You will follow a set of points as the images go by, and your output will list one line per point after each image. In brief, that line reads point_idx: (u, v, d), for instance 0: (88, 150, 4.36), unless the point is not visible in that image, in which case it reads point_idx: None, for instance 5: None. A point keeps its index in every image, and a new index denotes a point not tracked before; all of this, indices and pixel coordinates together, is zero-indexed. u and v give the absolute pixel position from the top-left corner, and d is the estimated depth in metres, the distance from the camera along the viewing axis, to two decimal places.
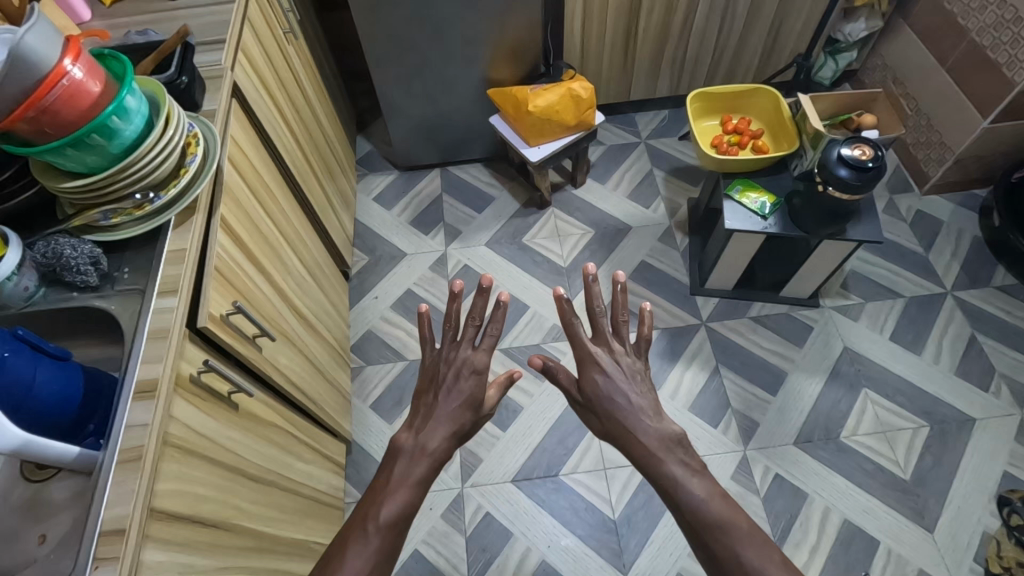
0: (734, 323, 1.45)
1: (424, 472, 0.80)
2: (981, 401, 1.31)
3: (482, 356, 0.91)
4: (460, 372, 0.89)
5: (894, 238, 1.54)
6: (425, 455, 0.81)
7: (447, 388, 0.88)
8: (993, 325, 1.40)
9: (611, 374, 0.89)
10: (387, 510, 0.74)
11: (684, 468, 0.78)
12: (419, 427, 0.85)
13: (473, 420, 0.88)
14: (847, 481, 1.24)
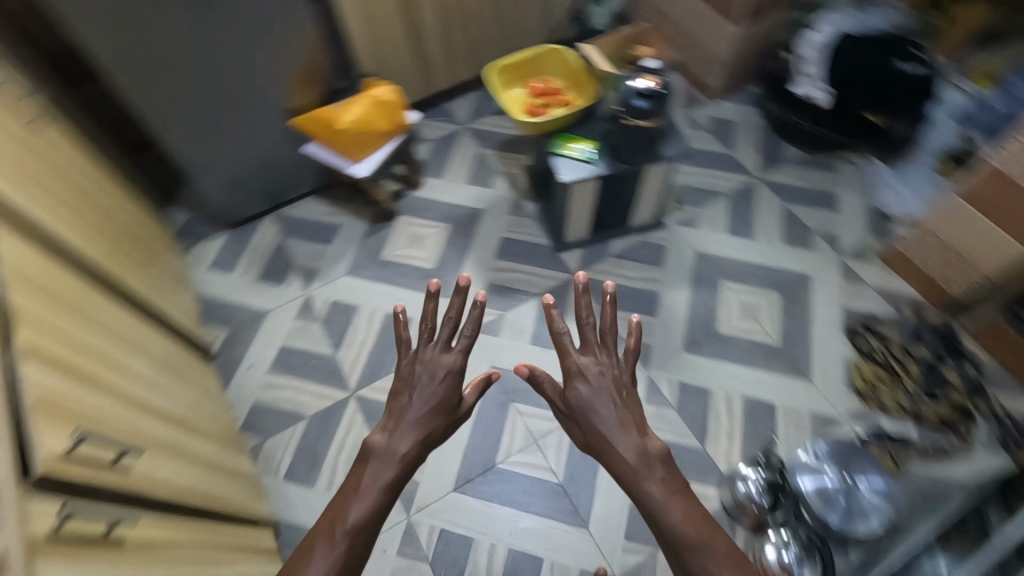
0: (600, 265, 1.54)
1: (394, 475, 0.77)
2: (811, 259, 1.53)
3: (459, 359, 0.89)
4: (436, 372, 0.87)
5: (702, 147, 1.73)
6: (395, 452, 0.79)
7: (423, 390, 0.85)
8: (797, 193, 1.64)
9: (597, 386, 0.88)
10: (359, 520, 0.72)
11: (664, 484, 0.78)
12: (392, 430, 0.82)
13: (445, 423, 0.86)
14: (736, 365, 1.39)
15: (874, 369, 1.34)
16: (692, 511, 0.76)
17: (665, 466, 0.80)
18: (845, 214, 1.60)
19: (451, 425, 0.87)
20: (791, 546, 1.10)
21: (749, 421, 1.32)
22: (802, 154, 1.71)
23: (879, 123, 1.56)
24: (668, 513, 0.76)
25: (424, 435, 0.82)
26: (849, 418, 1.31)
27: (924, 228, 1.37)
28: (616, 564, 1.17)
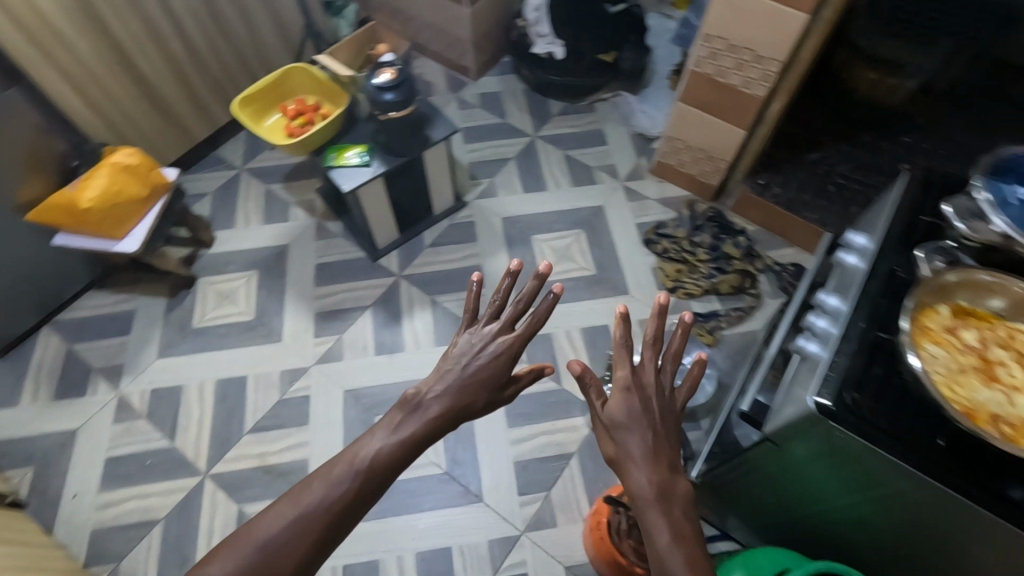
0: (420, 259, 1.57)
1: (427, 420, 0.76)
2: (599, 191, 1.70)
3: (508, 346, 0.82)
4: (483, 352, 0.81)
5: (478, 123, 1.83)
6: (424, 403, 0.77)
7: (468, 361, 0.81)
8: (571, 139, 1.80)
9: (641, 408, 0.73)
10: (376, 457, 0.72)
11: (672, 518, 0.66)
12: (428, 389, 0.78)
13: (486, 397, 0.80)
14: (566, 304, 1.50)
15: (674, 265, 1.54)
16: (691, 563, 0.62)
17: (679, 512, 0.67)
18: (614, 145, 1.79)
19: (492, 403, 0.81)
20: None
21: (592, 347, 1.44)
22: (564, 105, 1.88)
23: (609, 60, 1.74)
24: (669, 562, 0.62)
25: (457, 400, 0.78)
26: (668, 313, 1.49)
27: (670, 137, 1.59)
28: (518, 520, 1.22)
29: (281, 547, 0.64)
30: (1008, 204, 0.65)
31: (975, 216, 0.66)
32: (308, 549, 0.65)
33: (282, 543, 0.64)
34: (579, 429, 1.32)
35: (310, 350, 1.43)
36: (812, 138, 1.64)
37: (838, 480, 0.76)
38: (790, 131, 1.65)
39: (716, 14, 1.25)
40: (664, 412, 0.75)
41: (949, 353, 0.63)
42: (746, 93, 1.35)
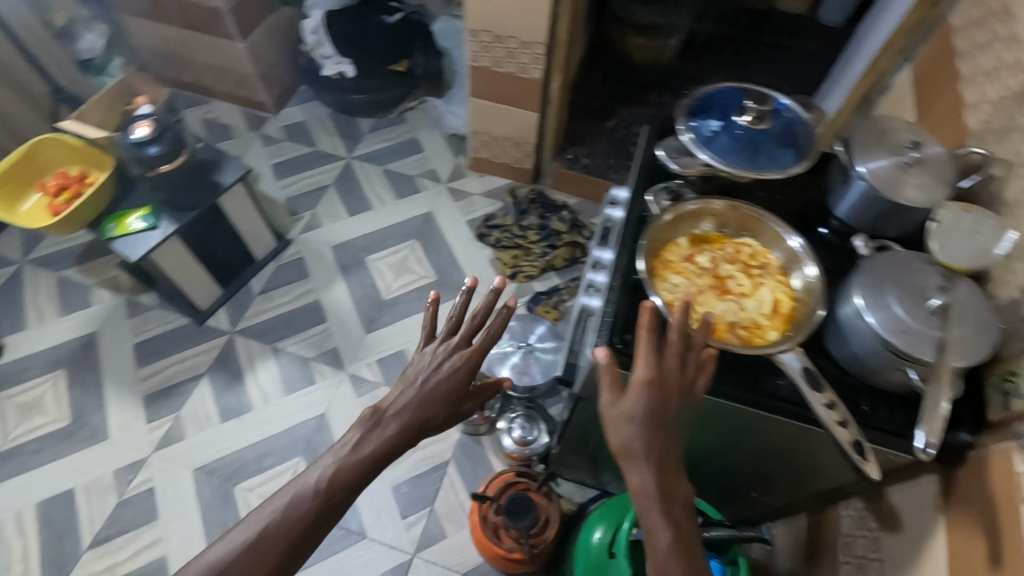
0: (252, 309, 1.49)
1: (387, 435, 0.66)
2: (424, 199, 1.70)
3: (465, 361, 0.71)
4: (440, 374, 0.70)
5: (288, 156, 1.77)
6: (383, 418, 0.67)
7: (422, 373, 0.69)
8: (387, 153, 1.79)
9: (658, 404, 0.58)
10: (330, 477, 0.63)
11: (676, 530, 0.55)
12: (387, 404, 0.68)
13: (444, 410, 0.69)
14: (413, 316, 1.49)
15: (509, 252, 1.58)
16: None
17: (681, 527, 0.56)
18: (430, 150, 1.80)
19: (454, 416, 0.71)
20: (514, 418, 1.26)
21: None
22: (373, 121, 1.86)
23: (404, 69, 1.74)
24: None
25: (416, 416, 0.67)
26: (514, 299, 1.53)
27: (475, 133, 1.63)
28: (407, 544, 1.19)
29: (243, 559, 0.58)
30: (702, 138, 0.75)
31: (679, 153, 0.75)
32: (274, 558, 0.59)
33: (243, 552, 0.58)
34: (449, 436, 1.31)
35: (146, 438, 1.30)
36: (607, 107, 1.76)
37: None
38: (585, 105, 1.76)
39: (472, 9, 1.29)
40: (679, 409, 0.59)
41: (689, 278, 0.70)
42: (525, 77, 1.40)
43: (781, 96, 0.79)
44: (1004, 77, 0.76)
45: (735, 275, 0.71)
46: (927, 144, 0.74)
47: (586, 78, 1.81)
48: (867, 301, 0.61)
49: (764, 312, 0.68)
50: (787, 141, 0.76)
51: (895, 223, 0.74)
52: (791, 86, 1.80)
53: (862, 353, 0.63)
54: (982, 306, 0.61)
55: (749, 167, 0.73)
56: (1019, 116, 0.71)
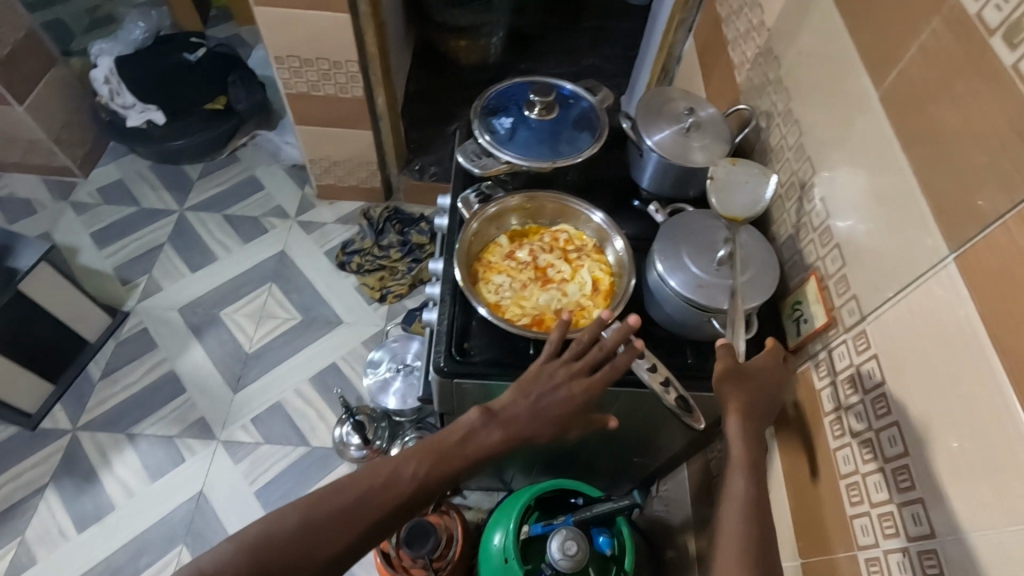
0: (96, 398, 1.33)
1: (487, 441, 0.57)
2: (274, 237, 1.60)
3: (587, 392, 0.59)
4: (556, 417, 0.58)
5: (109, 221, 1.59)
6: (489, 421, 0.57)
7: (540, 388, 0.59)
8: (224, 196, 1.66)
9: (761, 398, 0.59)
10: (425, 474, 0.55)
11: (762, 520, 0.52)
12: (495, 408, 0.58)
13: (550, 435, 0.58)
14: (283, 363, 1.39)
15: (374, 275, 1.53)
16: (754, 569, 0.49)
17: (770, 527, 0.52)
18: (271, 185, 1.69)
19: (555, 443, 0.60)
20: (407, 441, 1.22)
21: (326, 393, 1.36)
22: (202, 165, 1.72)
23: (223, 105, 1.63)
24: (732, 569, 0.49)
25: (520, 435, 0.57)
26: (388, 321, 1.47)
27: (312, 160, 1.55)
28: None
29: (331, 514, 0.51)
30: (499, 137, 0.76)
31: (480, 155, 0.75)
32: (350, 536, 0.51)
33: (317, 513, 0.51)
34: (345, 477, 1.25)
35: None
36: (447, 111, 1.75)
37: None
38: (425, 112, 1.74)
39: (269, 35, 1.22)
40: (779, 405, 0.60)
41: (513, 277, 0.72)
42: (346, 96, 1.36)
43: (567, 84, 0.83)
44: (756, 36, 0.84)
45: (555, 263, 0.73)
46: (701, 107, 0.81)
47: (420, 85, 1.79)
48: (666, 266, 0.65)
49: (586, 293, 0.71)
50: (581, 125, 0.79)
51: (692, 183, 0.79)
52: (615, 65, 1.89)
53: (675, 314, 0.67)
54: (762, 248, 0.67)
55: (548, 157, 0.76)
56: (771, 70, 0.79)
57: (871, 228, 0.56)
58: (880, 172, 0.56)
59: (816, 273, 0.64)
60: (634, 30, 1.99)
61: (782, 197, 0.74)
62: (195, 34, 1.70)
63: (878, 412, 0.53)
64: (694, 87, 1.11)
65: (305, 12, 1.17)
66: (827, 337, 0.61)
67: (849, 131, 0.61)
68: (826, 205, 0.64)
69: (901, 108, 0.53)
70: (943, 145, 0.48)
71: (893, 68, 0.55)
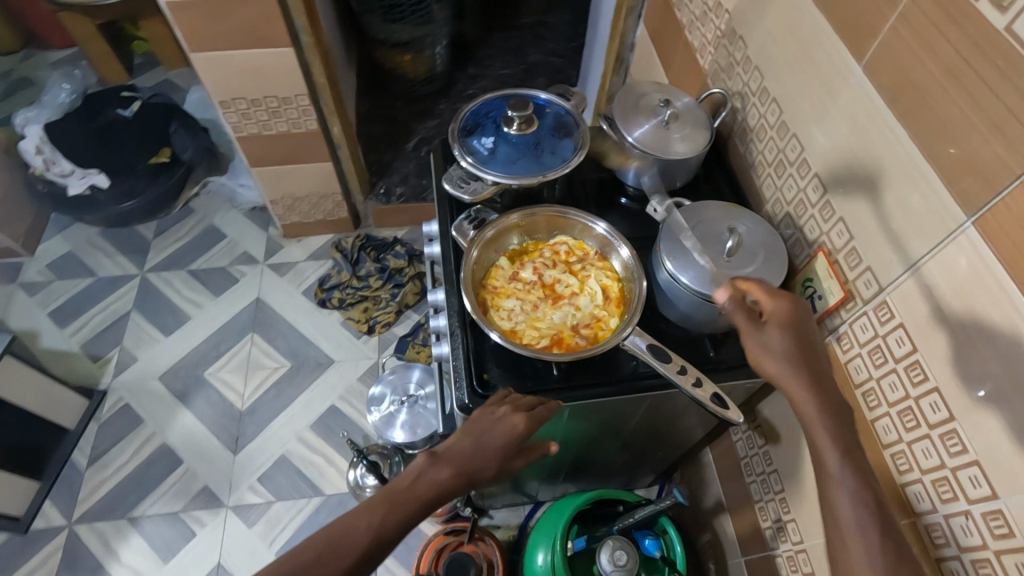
0: (88, 486, 1.25)
1: (436, 479, 0.56)
2: (246, 285, 1.53)
3: (529, 419, 0.60)
4: (497, 448, 0.59)
5: (66, 297, 1.50)
6: (435, 461, 0.57)
7: (482, 424, 0.60)
8: (186, 251, 1.59)
9: (803, 344, 0.55)
10: (374, 527, 0.51)
11: (855, 464, 0.49)
12: (439, 449, 0.58)
13: (495, 466, 0.59)
14: (280, 415, 1.34)
15: (358, 307, 1.48)
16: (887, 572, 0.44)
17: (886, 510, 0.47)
18: (233, 232, 1.63)
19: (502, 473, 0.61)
20: None
21: (331, 438, 1.32)
22: (155, 223, 1.64)
23: (168, 156, 1.55)
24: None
25: (467, 468, 0.57)
26: (380, 352, 1.43)
27: (273, 201, 1.50)
28: None
29: None
30: (482, 157, 0.74)
31: (467, 180, 0.74)
32: None
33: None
34: None
35: None
36: (402, 129, 1.71)
37: (544, 426, 0.76)
38: (379, 133, 1.70)
39: (211, 81, 1.16)
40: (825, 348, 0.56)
41: (522, 298, 0.70)
42: (301, 131, 1.31)
43: (541, 93, 0.81)
44: (715, 18, 0.84)
45: (561, 277, 0.72)
46: (676, 98, 0.80)
47: (370, 106, 1.75)
48: (675, 263, 0.65)
49: (597, 302, 0.70)
50: (561, 132, 0.78)
51: (678, 174, 0.79)
52: (560, 58, 1.89)
53: (689, 310, 0.67)
54: (766, 232, 0.66)
55: (535, 171, 0.74)
56: (737, 51, 0.79)
57: (874, 200, 0.57)
58: (875, 144, 0.57)
59: (823, 250, 0.64)
60: (571, 21, 1.99)
61: (771, 176, 0.74)
62: (124, 88, 1.61)
63: (914, 381, 0.53)
64: (652, 74, 1.11)
65: (246, 52, 1.12)
66: (845, 311, 0.61)
67: (834, 105, 0.62)
68: (821, 181, 0.64)
69: (890, 80, 0.54)
70: (941, 113, 0.49)
71: (874, 41, 0.55)
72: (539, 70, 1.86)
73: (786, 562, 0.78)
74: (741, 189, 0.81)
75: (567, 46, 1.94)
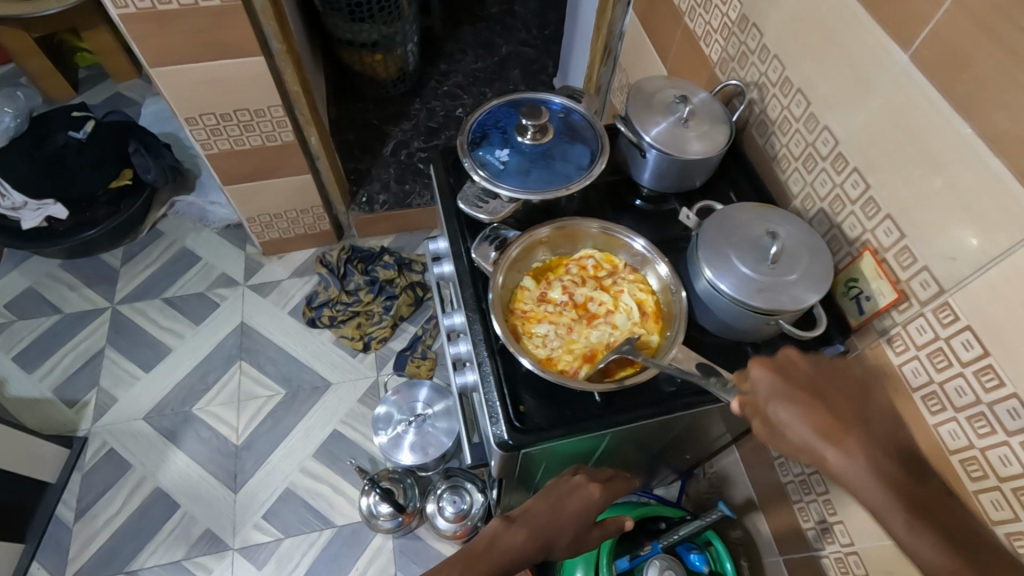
0: (78, 542, 1.17)
1: (513, 541, 0.56)
2: (228, 310, 1.45)
3: (603, 490, 0.62)
4: (578, 514, 0.60)
5: (30, 338, 1.39)
6: (512, 525, 0.58)
7: (557, 489, 0.62)
8: (158, 279, 1.49)
9: (813, 408, 0.49)
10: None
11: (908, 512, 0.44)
12: (517, 513, 0.60)
13: (572, 534, 0.59)
14: (279, 446, 1.27)
15: (351, 324, 1.41)
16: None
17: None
18: (208, 254, 1.53)
19: (579, 545, 0.61)
20: (441, 494, 1.15)
21: (336, 465, 1.25)
22: (122, 249, 1.53)
23: (131, 179, 1.46)
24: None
25: (544, 533, 0.58)
26: (379, 370, 1.37)
27: (249, 219, 1.41)
28: None
29: None
30: (495, 170, 0.69)
31: (484, 198, 0.69)
32: None
33: None
34: (383, 548, 1.17)
35: None
36: (377, 133, 1.63)
37: (584, 448, 0.73)
38: (354, 138, 1.62)
39: (175, 97, 1.07)
40: (852, 392, 0.50)
41: (555, 321, 0.66)
42: (275, 143, 1.23)
43: (552, 96, 0.76)
44: (722, 5, 0.80)
45: (592, 294, 0.67)
46: (692, 93, 0.76)
47: (340, 111, 1.66)
48: (715, 271, 0.61)
49: (634, 318, 0.66)
50: (574, 137, 0.73)
51: (699, 174, 0.75)
52: (534, 48, 1.83)
53: (732, 320, 0.63)
54: (806, 233, 0.63)
55: (554, 182, 0.69)
56: (750, 39, 0.75)
57: (928, 195, 0.54)
58: (926, 135, 0.53)
59: (868, 248, 0.61)
60: (541, 8, 1.93)
61: (799, 170, 0.71)
62: (75, 106, 1.50)
63: (986, 385, 0.51)
64: (646, 64, 1.07)
65: (212, 64, 1.03)
66: (898, 312, 0.59)
67: (873, 95, 0.58)
68: (861, 176, 0.61)
69: (944, 67, 0.51)
70: (1008, 101, 0.46)
71: (921, 25, 0.52)
72: (514, 62, 1.79)
73: (835, 564, 0.76)
74: (762, 183, 0.78)
75: (539, 35, 1.87)
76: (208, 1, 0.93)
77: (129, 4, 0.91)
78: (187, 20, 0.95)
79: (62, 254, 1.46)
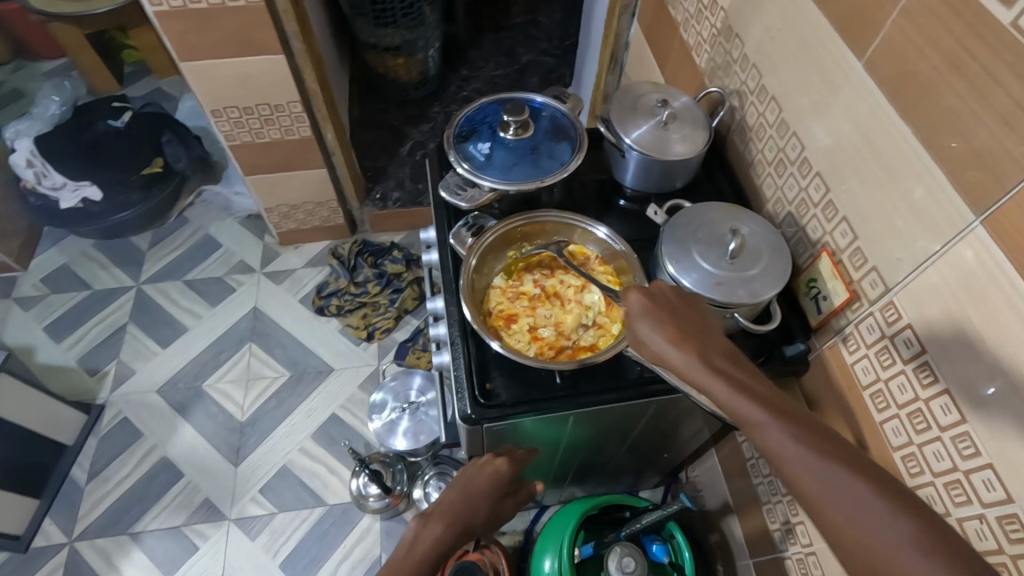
0: (88, 503, 1.24)
1: (433, 534, 0.60)
2: (244, 295, 1.52)
3: (507, 461, 0.69)
4: (490, 492, 0.67)
5: (61, 311, 1.49)
6: (428, 520, 0.62)
7: (465, 476, 0.67)
8: (181, 262, 1.57)
9: (669, 318, 0.51)
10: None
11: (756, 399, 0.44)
12: (432, 509, 0.64)
13: (486, 510, 0.66)
14: (281, 426, 1.33)
15: (357, 314, 1.46)
16: (921, 538, 0.35)
17: (860, 456, 0.39)
18: (230, 241, 1.61)
19: (494, 517, 0.67)
20: (429, 479, 1.19)
21: (334, 447, 1.30)
22: (150, 233, 1.62)
23: (162, 167, 1.55)
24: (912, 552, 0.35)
25: (463, 516, 0.63)
26: (381, 358, 1.42)
27: (269, 209, 1.48)
28: None
29: None
30: (478, 163, 0.73)
31: (464, 187, 0.73)
32: None
33: None
34: (371, 528, 1.21)
35: None
36: (396, 133, 1.70)
37: (550, 432, 0.76)
38: (373, 138, 1.69)
39: (203, 90, 1.15)
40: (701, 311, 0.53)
41: (531, 314, 0.70)
42: (295, 138, 1.30)
43: (536, 96, 0.81)
44: (711, 16, 0.83)
45: (560, 282, 0.73)
46: (674, 98, 0.79)
47: (362, 111, 1.73)
48: (677, 267, 0.64)
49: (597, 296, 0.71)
50: (558, 135, 0.77)
51: (678, 175, 0.78)
52: (553, 58, 1.88)
53: None
54: (770, 233, 0.66)
55: (534, 176, 0.73)
56: (734, 49, 0.78)
57: (878, 198, 0.56)
58: (878, 140, 0.56)
59: (827, 249, 0.64)
60: (563, 19, 1.98)
61: (771, 175, 0.74)
62: (116, 98, 1.60)
63: (924, 382, 0.52)
64: (647, 72, 1.10)
65: (236, 60, 1.10)
66: (851, 311, 0.61)
67: (835, 102, 0.61)
68: (823, 181, 0.64)
69: (894, 75, 0.53)
70: (945, 105, 0.48)
71: (875, 36, 0.54)
72: (533, 70, 1.84)
73: (796, 564, 0.77)
74: (742, 188, 0.80)
75: (560, 45, 1.92)
76: (235, 1, 1.01)
77: (163, 3, 0.98)
78: (215, 18, 1.03)
79: (94, 235, 1.56)
